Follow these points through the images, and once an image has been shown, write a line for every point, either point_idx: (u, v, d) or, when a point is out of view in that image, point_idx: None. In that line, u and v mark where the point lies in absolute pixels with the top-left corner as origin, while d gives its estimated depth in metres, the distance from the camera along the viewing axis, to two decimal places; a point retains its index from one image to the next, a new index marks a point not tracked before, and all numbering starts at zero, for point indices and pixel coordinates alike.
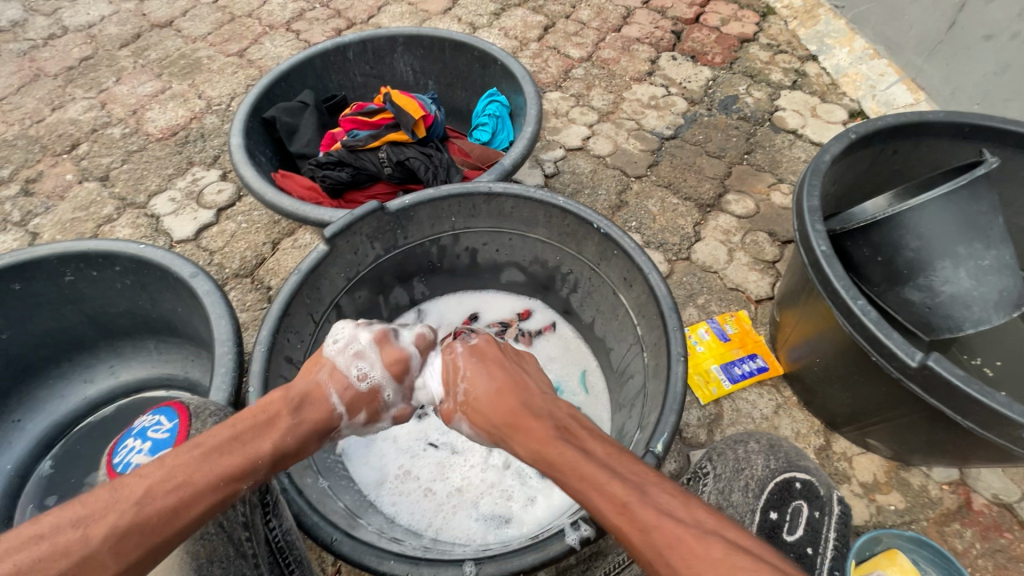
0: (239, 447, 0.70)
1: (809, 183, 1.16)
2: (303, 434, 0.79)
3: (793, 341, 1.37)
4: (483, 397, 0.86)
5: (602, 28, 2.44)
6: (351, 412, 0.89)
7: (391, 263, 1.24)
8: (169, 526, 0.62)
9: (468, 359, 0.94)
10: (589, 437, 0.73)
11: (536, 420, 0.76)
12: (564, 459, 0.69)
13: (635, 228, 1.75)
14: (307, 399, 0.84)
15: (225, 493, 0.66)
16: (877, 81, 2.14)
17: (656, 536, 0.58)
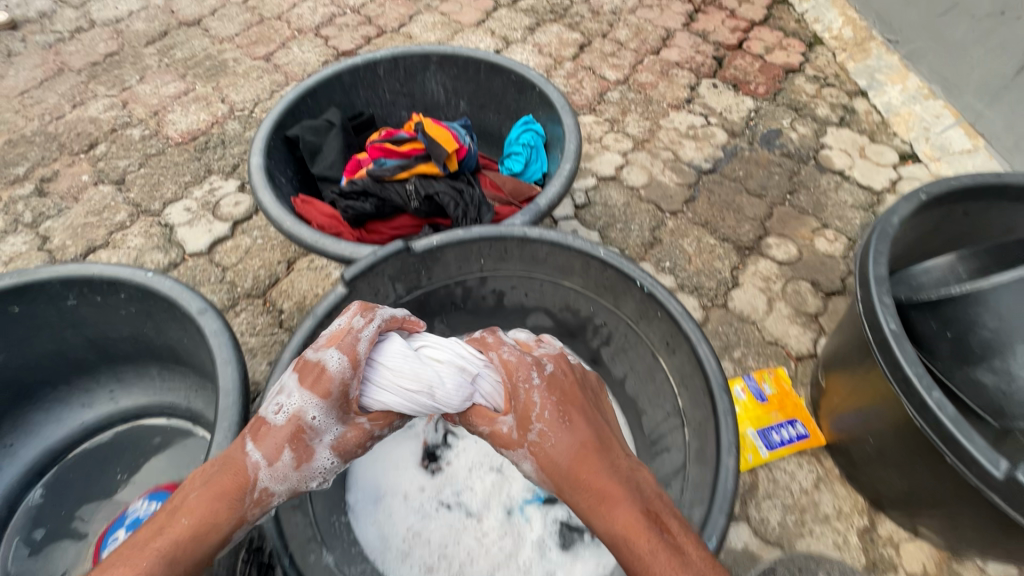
0: (126, 559, 0.67)
1: (875, 248, 1.05)
2: (209, 514, 0.72)
3: (840, 410, 1.27)
4: (561, 450, 0.77)
5: (640, 50, 2.35)
6: (271, 457, 0.76)
7: (411, 304, 1.15)
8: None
9: (545, 396, 0.82)
10: (678, 532, 0.69)
11: (625, 505, 0.71)
12: (651, 552, 0.66)
13: (668, 268, 1.65)
14: (218, 469, 0.76)
15: None
16: (931, 123, 2.03)
17: None
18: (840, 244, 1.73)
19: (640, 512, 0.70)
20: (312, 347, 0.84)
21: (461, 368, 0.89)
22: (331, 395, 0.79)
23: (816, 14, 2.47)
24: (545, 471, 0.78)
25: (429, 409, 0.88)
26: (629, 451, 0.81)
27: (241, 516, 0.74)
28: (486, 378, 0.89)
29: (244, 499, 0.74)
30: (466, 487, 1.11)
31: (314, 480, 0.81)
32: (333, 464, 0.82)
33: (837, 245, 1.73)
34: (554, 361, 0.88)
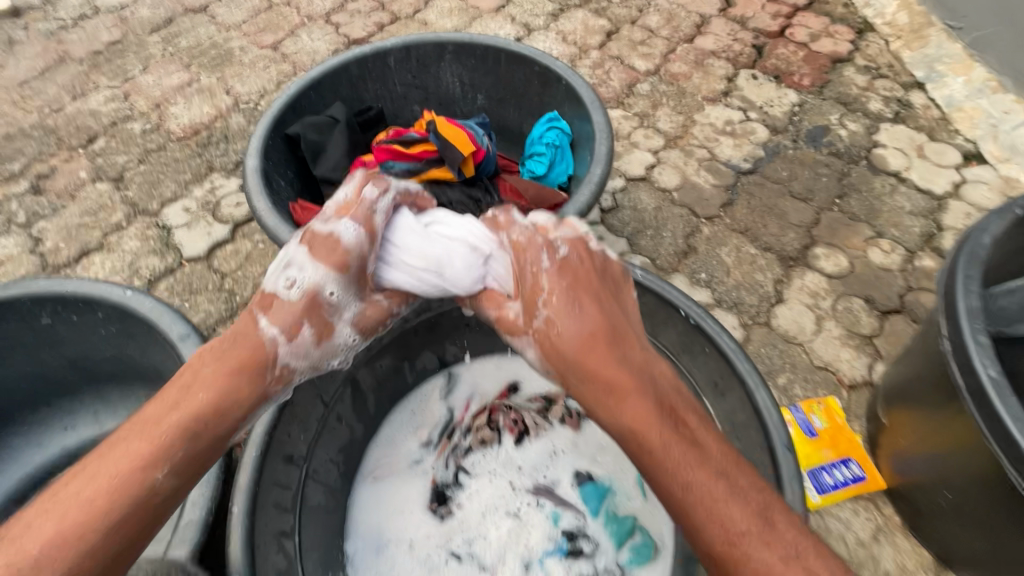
0: (141, 435, 0.69)
1: (965, 273, 0.89)
2: (227, 389, 0.73)
3: (903, 452, 1.11)
4: (571, 340, 0.74)
5: (672, 37, 2.17)
6: (291, 334, 0.77)
7: (421, 327, 1.04)
8: (89, 537, 0.63)
9: (556, 285, 0.77)
10: (693, 429, 0.69)
11: (638, 401, 0.70)
12: (668, 449, 0.67)
13: (704, 281, 1.50)
14: (232, 345, 0.77)
15: (141, 484, 0.66)
16: (999, 120, 1.83)
17: (766, 559, 0.61)
18: (897, 255, 1.55)
19: (654, 407, 0.70)
20: (321, 218, 0.83)
21: (473, 248, 0.88)
22: (348, 267, 0.81)
23: None
24: (550, 357, 0.77)
25: (437, 291, 0.90)
26: (646, 341, 0.77)
27: (262, 390, 0.75)
28: (499, 260, 0.88)
29: (262, 375, 0.75)
30: (479, 535, 0.99)
31: (336, 356, 0.84)
32: (354, 339, 0.85)
33: (893, 257, 1.55)
34: (569, 244, 0.81)
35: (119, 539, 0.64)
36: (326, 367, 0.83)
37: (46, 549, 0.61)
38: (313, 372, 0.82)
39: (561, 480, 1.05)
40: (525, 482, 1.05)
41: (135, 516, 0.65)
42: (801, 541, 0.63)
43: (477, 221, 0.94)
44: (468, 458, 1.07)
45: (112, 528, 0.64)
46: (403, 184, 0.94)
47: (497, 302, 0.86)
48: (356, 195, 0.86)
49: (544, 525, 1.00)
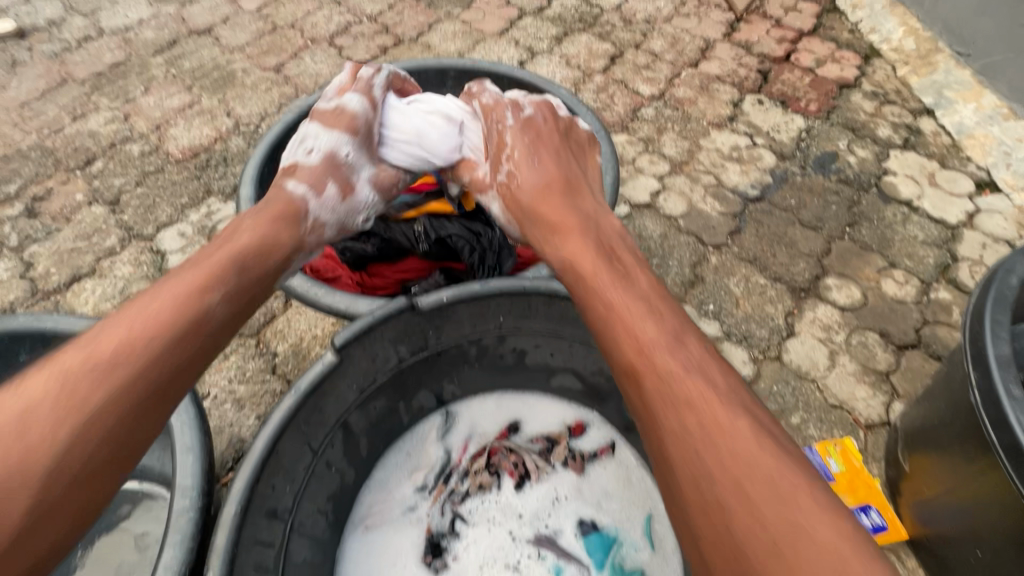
0: (197, 270, 0.77)
1: (994, 319, 0.84)
2: (268, 236, 0.84)
3: (928, 502, 1.05)
4: (530, 186, 0.90)
5: (677, 62, 2.15)
6: (318, 188, 0.90)
7: (419, 366, 0.98)
8: (156, 344, 0.69)
9: (524, 146, 0.94)
10: (624, 262, 0.79)
11: (574, 233, 0.82)
12: (595, 274, 0.76)
13: (713, 312, 1.45)
14: (266, 206, 0.89)
15: (198, 308, 0.73)
16: (1012, 147, 1.80)
17: (676, 371, 0.64)
18: (911, 287, 1.50)
19: (587, 240, 0.81)
20: (325, 100, 1.01)
21: (450, 118, 1.05)
22: (356, 129, 0.97)
23: (873, 22, 2.24)
24: (511, 202, 0.92)
25: (426, 162, 1.04)
26: (600, 201, 0.91)
27: (298, 240, 0.88)
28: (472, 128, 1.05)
29: (300, 224, 0.88)
30: None
31: (360, 215, 0.98)
32: (373, 198, 0.99)
33: (908, 289, 1.50)
34: (536, 113, 0.98)
35: (182, 353, 0.70)
36: (352, 223, 0.97)
37: (117, 353, 0.67)
38: (342, 229, 0.95)
39: (564, 530, 0.99)
40: (525, 532, 0.99)
41: (195, 333, 0.72)
42: (710, 359, 0.66)
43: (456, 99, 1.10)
44: (465, 505, 1.02)
45: (175, 340, 0.70)
46: (391, 72, 1.13)
47: (472, 167, 1.02)
48: (352, 78, 1.05)
49: None
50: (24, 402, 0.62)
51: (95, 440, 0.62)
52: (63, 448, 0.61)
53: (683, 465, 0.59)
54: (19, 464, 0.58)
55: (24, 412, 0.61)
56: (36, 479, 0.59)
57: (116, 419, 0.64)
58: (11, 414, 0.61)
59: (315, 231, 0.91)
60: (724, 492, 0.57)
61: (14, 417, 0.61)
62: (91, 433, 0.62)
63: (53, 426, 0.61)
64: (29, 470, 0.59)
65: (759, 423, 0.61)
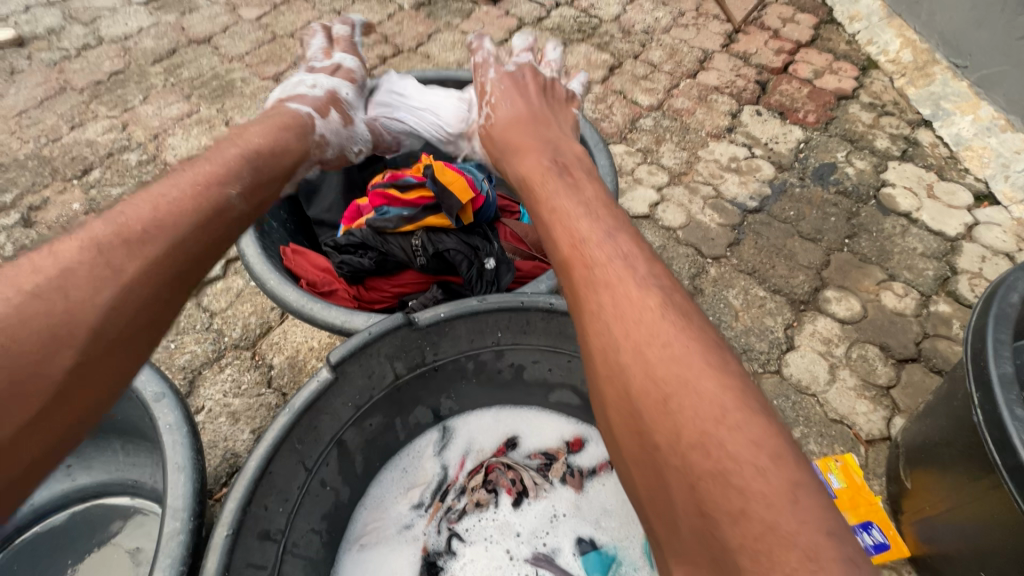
0: (215, 165, 0.86)
1: (996, 338, 0.83)
2: (277, 142, 1.00)
3: (931, 520, 1.03)
4: (504, 122, 0.98)
5: (675, 73, 2.16)
6: (322, 112, 1.14)
7: (415, 382, 0.97)
8: (182, 223, 0.73)
9: (507, 98, 1.03)
10: (576, 177, 0.78)
11: (532, 153, 0.87)
12: (545, 185, 0.77)
13: (712, 325, 1.44)
14: (270, 117, 1.07)
15: (221, 199, 0.81)
16: (1010, 159, 1.80)
17: (604, 264, 0.61)
18: (911, 300, 1.50)
19: (544, 158, 0.84)
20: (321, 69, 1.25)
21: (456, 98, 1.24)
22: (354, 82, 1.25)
23: (870, 35, 2.25)
24: (490, 139, 1.00)
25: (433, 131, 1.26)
26: (569, 134, 0.96)
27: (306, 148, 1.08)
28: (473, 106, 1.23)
29: (308, 138, 1.09)
30: None
31: (356, 145, 1.22)
32: (366, 139, 1.26)
33: (908, 301, 1.50)
34: (515, 72, 1.10)
35: (209, 235, 0.76)
36: (350, 146, 1.20)
37: (146, 226, 0.70)
38: (339, 157, 1.20)
39: (562, 548, 0.98)
40: (523, 551, 0.98)
41: (217, 217, 0.78)
42: (640, 255, 0.63)
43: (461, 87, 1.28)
44: (462, 523, 1.00)
45: (198, 222, 0.75)
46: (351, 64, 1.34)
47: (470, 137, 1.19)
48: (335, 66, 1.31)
49: None
50: (55, 267, 0.62)
51: (131, 311, 0.63)
52: (101, 311, 0.61)
53: (595, 345, 0.57)
54: (60, 319, 0.58)
55: (54, 280, 0.61)
56: (80, 337, 0.59)
57: (146, 291, 0.65)
58: (46, 273, 0.61)
59: (320, 143, 1.12)
60: (631, 369, 0.53)
61: (49, 279, 0.61)
62: (124, 302, 0.63)
63: (92, 288, 0.62)
64: (68, 327, 0.58)
65: (678, 308, 0.57)
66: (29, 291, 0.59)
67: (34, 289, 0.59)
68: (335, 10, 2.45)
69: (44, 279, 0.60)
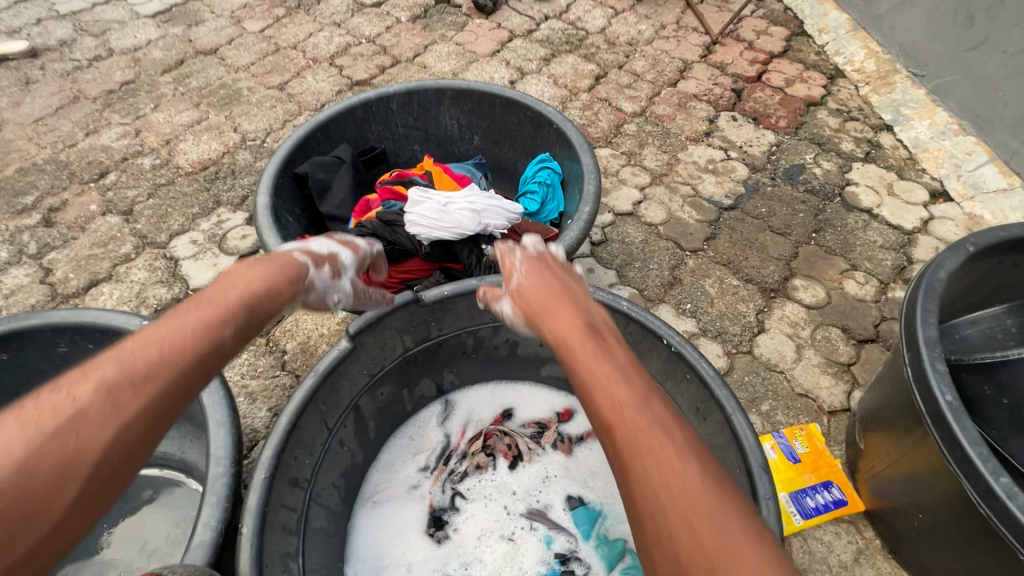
0: (209, 304, 0.77)
1: (923, 308, 0.97)
2: (273, 285, 0.86)
3: (880, 476, 1.16)
4: (529, 282, 0.87)
5: (657, 81, 2.31)
6: (317, 261, 0.97)
7: (421, 356, 1.09)
8: (178, 364, 0.69)
9: (526, 257, 0.92)
10: (606, 331, 0.76)
11: (560, 305, 0.80)
12: (577, 338, 0.74)
13: (690, 311, 1.58)
14: (268, 259, 0.92)
15: (218, 337, 0.75)
16: (963, 160, 1.95)
17: (648, 434, 0.61)
18: (871, 287, 1.64)
19: (574, 307, 0.79)
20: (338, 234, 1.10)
21: (474, 210, 1.18)
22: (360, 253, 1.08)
23: (837, 46, 2.43)
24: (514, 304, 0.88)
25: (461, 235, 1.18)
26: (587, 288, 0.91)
27: (293, 294, 0.90)
28: (493, 212, 1.19)
29: (300, 286, 0.92)
30: (475, 559, 1.02)
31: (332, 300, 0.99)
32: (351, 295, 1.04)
33: (868, 288, 1.64)
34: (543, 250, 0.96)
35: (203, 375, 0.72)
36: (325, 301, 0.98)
37: (153, 365, 0.67)
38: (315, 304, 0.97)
39: (553, 504, 1.10)
40: (519, 507, 1.09)
41: (213, 361, 0.73)
42: (678, 425, 0.64)
43: (469, 192, 1.22)
44: (464, 483, 1.11)
45: (197, 363, 0.71)
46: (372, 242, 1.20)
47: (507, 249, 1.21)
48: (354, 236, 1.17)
49: (537, 548, 1.03)
50: (70, 406, 0.60)
51: (128, 446, 0.62)
52: (108, 444, 0.60)
53: (646, 517, 0.58)
54: (68, 458, 0.57)
55: (69, 418, 0.59)
56: (83, 473, 0.58)
57: (145, 426, 0.64)
58: (61, 412, 0.59)
59: (303, 295, 0.93)
60: (690, 557, 0.53)
61: (61, 419, 0.58)
62: (125, 437, 0.61)
63: (100, 427, 0.60)
64: (76, 463, 0.57)
65: (721, 481, 0.59)
66: (42, 431, 0.57)
67: (45, 430, 0.57)
68: (336, 23, 2.58)
69: (60, 419, 0.58)
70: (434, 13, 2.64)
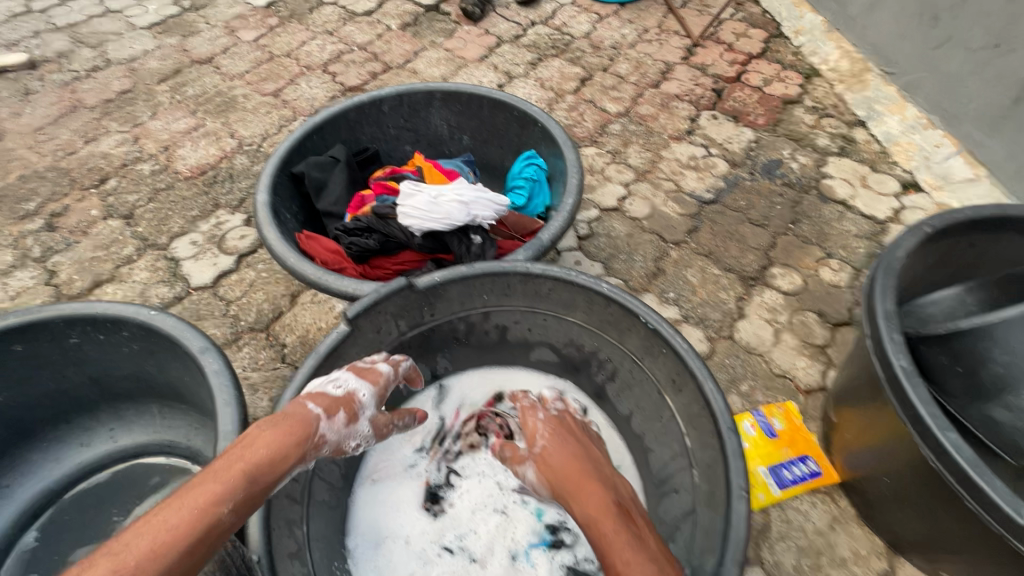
0: (213, 476, 0.75)
1: (881, 284, 1.04)
2: (279, 453, 0.81)
3: (852, 447, 1.23)
4: (560, 457, 0.92)
5: (640, 83, 2.39)
6: (332, 411, 0.90)
7: (415, 340, 1.15)
8: (169, 558, 0.68)
9: (548, 420, 0.99)
10: (632, 521, 0.82)
11: (593, 487, 0.86)
12: (613, 533, 0.79)
13: (672, 300, 1.65)
14: (282, 418, 0.86)
15: (209, 518, 0.72)
16: (931, 152, 2.05)
17: None
18: (845, 273, 1.72)
19: (606, 493, 0.85)
20: (361, 358, 1.03)
21: (463, 203, 1.24)
22: (383, 382, 1.00)
23: (812, 46, 2.52)
24: (543, 472, 0.93)
25: (450, 226, 1.24)
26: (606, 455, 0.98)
27: (304, 454, 0.85)
28: (480, 204, 1.26)
29: (310, 442, 0.86)
30: (470, 531, 1.08)
31: (353, 443, 0.96)
32: (369, 433, 0.99)
33: (842, 275, 1.72)
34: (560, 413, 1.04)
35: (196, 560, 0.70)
36: (344, 448, 0.94)
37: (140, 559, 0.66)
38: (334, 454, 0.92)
39: None
40: (511, 482, 1.15)
41: (206, 545, 0.71)
42: None
43: (459, 186, 1.29)
44: (458, 462, 1.17)
45: (187, 549, 0.69)
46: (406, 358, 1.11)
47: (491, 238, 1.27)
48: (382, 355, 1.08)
49: (528, 519, 1.09)
50: None
51: None
52: None
53: None
54: None
55: None
56: None
57: None
58: None
59: (315, 452, 0.88)
60: None
61: None
62: None
63: None
64: None
65: None
66: None
67: None
68: (328, 32, 2.66)
69: None
70: (423, 21, 2.71)
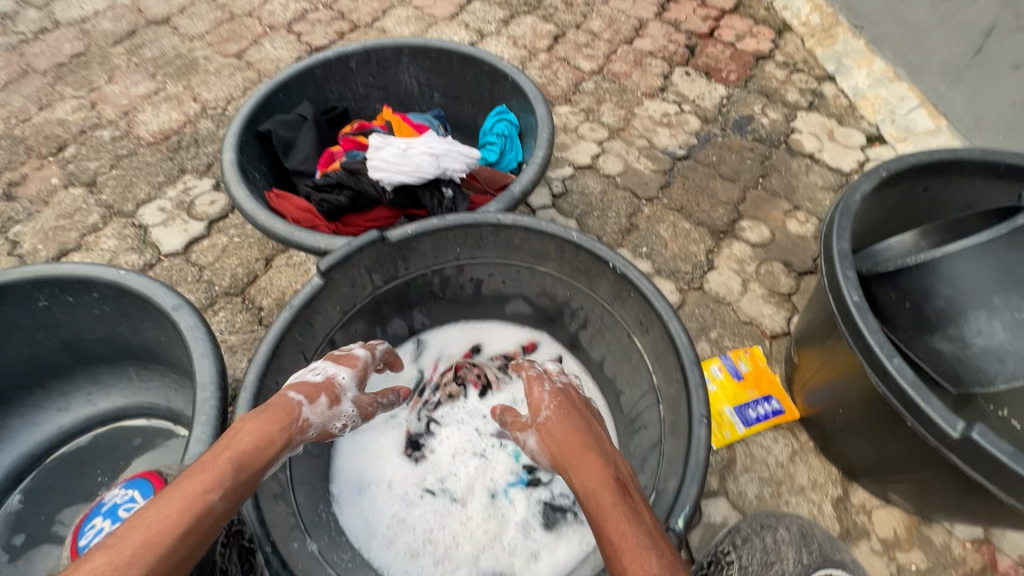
0: (200, 467, 0.72)
1: (837, 225, 1.08)
2: (263, 443, 0.80)
3: (811, 385, 1.30)
4: (560, 424, 0.90)
5: (614, 40, 2.36)
6: (312, 396, 0.90)
7: (391, 294, 1.17)
8: (158, 549, 0.63)
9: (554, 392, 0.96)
10: (631, 489, 0.77)
11: (591, 455, 0.82)
12: (610, 500, 0.74)
13: (645, 254, 1.69)
14: (267, 408, 0.86)
15: (197, 508, 0.68)
16: (896, 105, 2.09)
17: None
18: (811, 225, 1.77)
19: (604, 462, 0.81)
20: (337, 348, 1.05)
21: (432, 154, 1.25)
22: (360, 365, 1.01)
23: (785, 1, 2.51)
24: (544, 439, 0.90)
25: (420, 178, 1.24)
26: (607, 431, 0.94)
27: (288, 439, 0.84)
28: (451, 156, 1.26)
29: (294, 425, 0.85)
30: (450, 474, 1.13)
31: (339, 423, 0.95)
32: (356, 413, 0.98)
33: (808, 226, 1.77)
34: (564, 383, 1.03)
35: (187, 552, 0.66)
36: (331, 430, 0.93)
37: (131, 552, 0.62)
38: (320, 437, 0.92)
39: None
40: (489, 428, 1.18)
41: (194, 538, 0.67)
42: None
43: (428, 138, 1.29)
44: (438, 411, 1.21)
45: (179, 538, 0.65)
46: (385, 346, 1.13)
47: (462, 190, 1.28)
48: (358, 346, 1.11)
49: (507, 460, 1.14)
50: None
51: None
52: None
53: None
54: None
55: None
56: None
57: None
58: None
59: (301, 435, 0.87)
60: None
61: None
62: None
63: None
64: None
65: None
66: None
67: None
68: None
69: None
70: None
